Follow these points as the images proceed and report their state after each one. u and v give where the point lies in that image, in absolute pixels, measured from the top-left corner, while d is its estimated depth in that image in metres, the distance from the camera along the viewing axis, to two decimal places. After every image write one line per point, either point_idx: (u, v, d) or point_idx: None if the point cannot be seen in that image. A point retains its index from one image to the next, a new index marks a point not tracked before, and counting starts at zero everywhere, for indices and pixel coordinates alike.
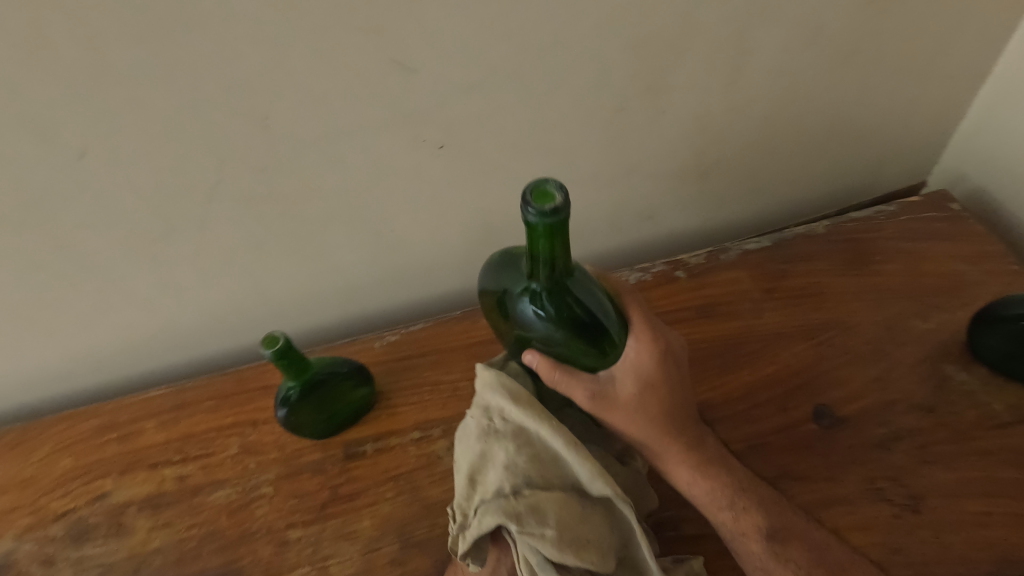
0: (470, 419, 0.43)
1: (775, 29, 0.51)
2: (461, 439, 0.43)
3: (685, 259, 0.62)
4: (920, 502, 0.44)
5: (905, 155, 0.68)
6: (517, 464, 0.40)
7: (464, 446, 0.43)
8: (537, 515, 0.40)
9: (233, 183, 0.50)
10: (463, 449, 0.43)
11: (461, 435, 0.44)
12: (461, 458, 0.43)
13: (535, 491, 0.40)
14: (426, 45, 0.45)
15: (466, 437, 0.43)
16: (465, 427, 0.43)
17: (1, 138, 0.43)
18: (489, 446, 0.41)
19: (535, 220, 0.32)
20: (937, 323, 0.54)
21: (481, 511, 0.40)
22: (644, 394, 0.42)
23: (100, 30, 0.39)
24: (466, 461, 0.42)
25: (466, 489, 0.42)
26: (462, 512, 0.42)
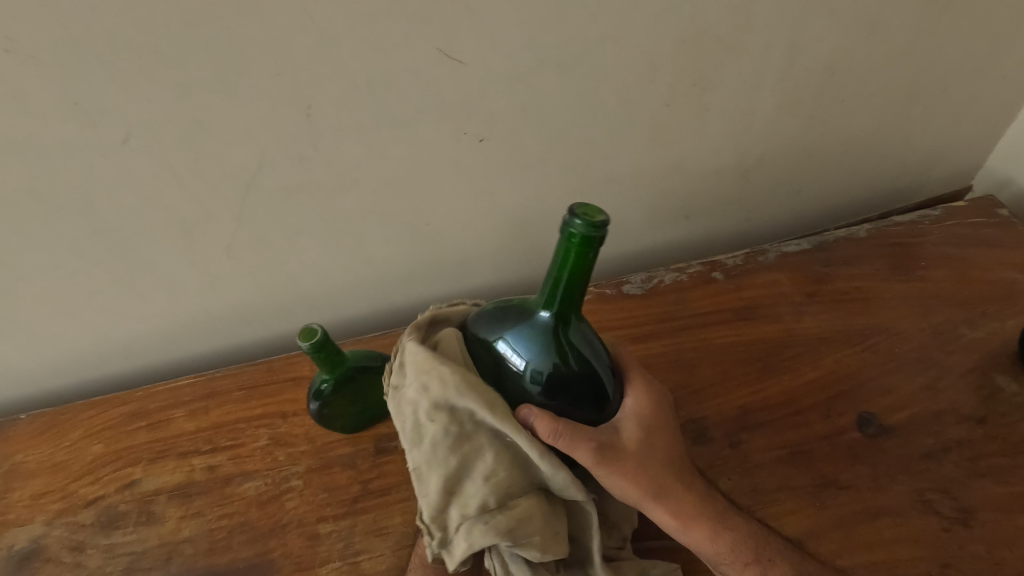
0: (431, 425, 0.37)
1: (830, 25, 0.50)
2: (421, 447, 0.38)
3: (722, 259, 0.61)
4: (971, 515, 0.43)
5: (950, 159, 0.66)
6: (497, 476, 0.37)
7: (426, 454, 0.37)
8: (524, 525, 0.38)
9: (273, 172, 0.49)
10: (428, 459, 0.37)
11: (416, 439, 0.38)
12: (425, 470, 0.38)
13: (518, 497, 0.38)
14: (476, 36, 0.44)
15: (427, 445, 0.37)
16: (424, 433, 0.37)
17: (48, 122, 0.42)
18: (463, 456, 0.37)
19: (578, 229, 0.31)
20: (986, 331, 0.52)
21: (465, 529, 0.37)
22: (652, 440, 0.40)
23: (151, 14, 0.38)
24: (439, 475, 0.37)
25: (441, 503, 0.38)
26: (437, 529, 0.38)
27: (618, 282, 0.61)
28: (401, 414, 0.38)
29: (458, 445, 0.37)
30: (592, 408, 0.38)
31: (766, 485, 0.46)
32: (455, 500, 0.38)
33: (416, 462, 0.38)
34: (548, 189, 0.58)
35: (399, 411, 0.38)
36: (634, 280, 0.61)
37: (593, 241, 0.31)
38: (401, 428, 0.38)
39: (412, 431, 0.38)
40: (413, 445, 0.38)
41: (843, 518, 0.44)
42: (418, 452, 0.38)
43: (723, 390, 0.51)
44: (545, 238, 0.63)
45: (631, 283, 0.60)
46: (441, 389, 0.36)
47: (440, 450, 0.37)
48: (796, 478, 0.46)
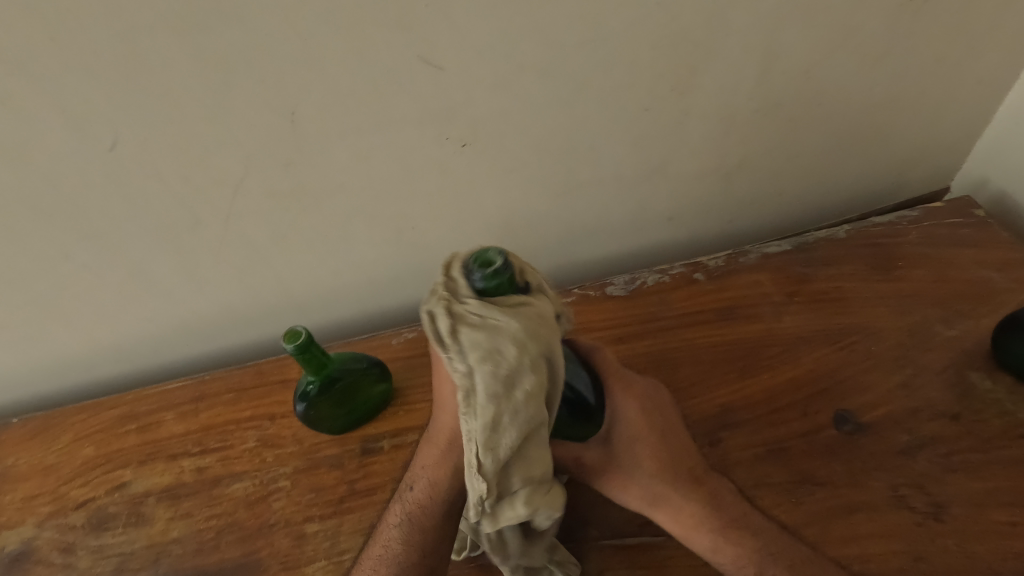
0: (523, 384, 0.34)
1: (804, 30, 0.51)
2: (511, 402, 0.34)
3: (705, 261, 0.62)
4: (943, 510, 0.44)
5: (930, 160, 0.67)
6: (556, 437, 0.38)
7: (513, 407, 0.34)
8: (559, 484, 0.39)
9: (259, 176, 0.50)
10: (513, 417, 0.34)
11: (507, 389, 0.34)
12: (507, 423, 0.34)
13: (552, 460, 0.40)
14: (455, 43, 0.45)
15: (522, 398, 0.34)
16: (510, 391, 0.34)
17: (37, 131, 0.43)
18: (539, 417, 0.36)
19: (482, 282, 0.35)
20: (962, 329, 0.53)
21: (523, 494, 0.37)
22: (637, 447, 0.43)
23: (135, 23, 0.39)
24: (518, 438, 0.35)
25: (507, 463, 0.35)
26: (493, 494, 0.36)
27: (602, 283, 0.62)
28: (493, 360, 0.34)
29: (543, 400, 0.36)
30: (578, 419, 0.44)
31: (744, 481, 0.47)
32: (518, 464, 0.36)
33: (499, 414, 0.34)
34: (532, 192, 0.59)
35: (490, 356, 0.34)
36: (618, 281, 0.62)
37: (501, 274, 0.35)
38: (490, 374, 0.34)
39: (505, 380, 0.34)
40: (503, 396, 0.34)
41: (817, 514, 0.45)
42: (502, 402, 0.34)
43: (704, 389, 0.52)
44: (531, 240, 0.64)
45: (615, 285, 0.61)
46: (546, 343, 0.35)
47: (531, 404, 0.35)
48: (773, 474, 0.47)
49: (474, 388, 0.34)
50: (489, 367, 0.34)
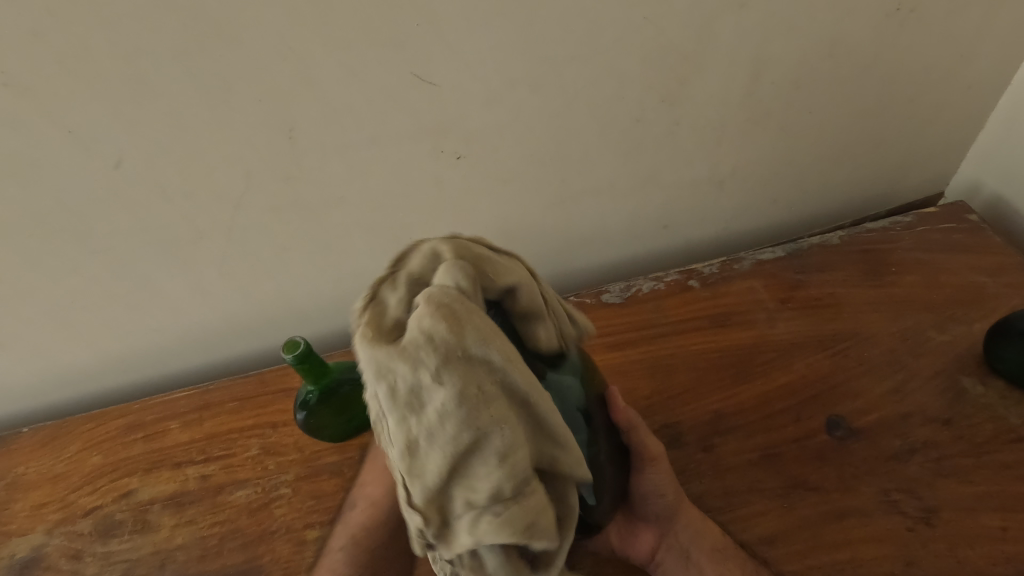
0: (432, 389, 0.26)
1: (791, 41, 0.52)
2: (418, 414, 0.26)
3: (699, 268, 0.62)
4: (934, 515, 0.44)
5: (924, 165, 0.68)
6: (520, 455, 0.28)
7: (423, 426, 0.26)
8: (545, 522, 0.29)
9: (259, 191, 0.52)
10: (428, 432, 0.26)
11: (411, 403, 0.26)
12: (424, 447, 0.27)
13: (533, 479, 0.29)
14: (447, 61, 0.46)
15: (431, 413, 0.26)
16: (418, 397, 0.26)
17: (46, 150, 0.45)
18: (479, 426, 0.27)
19: None
20: (954, 335, 0.53)
21: (468, 522, 0.28)
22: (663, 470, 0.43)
23: (141, 47, 0.41)
24: (445, 453, 0.26)
25: (440, 485, 0.27)
26: (437, 510, 0.28)
27: (598, 291, 0.63)
28: (383, 371, 0.26)
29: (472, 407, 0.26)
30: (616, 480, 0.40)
31: (737, 488, 0.47)
32: (463, 484, 0.28)
33: (408, 435, 0.26)
34: (527, 203, 0.60)
35: (381, 366, 0.26)
36: (613, 289, 0.62)
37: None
38: (386, 387, 0.26)
39: (400, 393, 0.26)
40: (402, 412, 0.26)
41: (809, 519, 0.45)
42: (406, 423, 0.26)
43: (698, 395, 0.53)
44: (528, 249, 0.65)
45: (610, 292, 0.62)
46: (447, 340, 0.26)
47: (447, 419, 0.26)
48: (766, 480, 0.47)
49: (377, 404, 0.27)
50: (381, 381, 0.26)
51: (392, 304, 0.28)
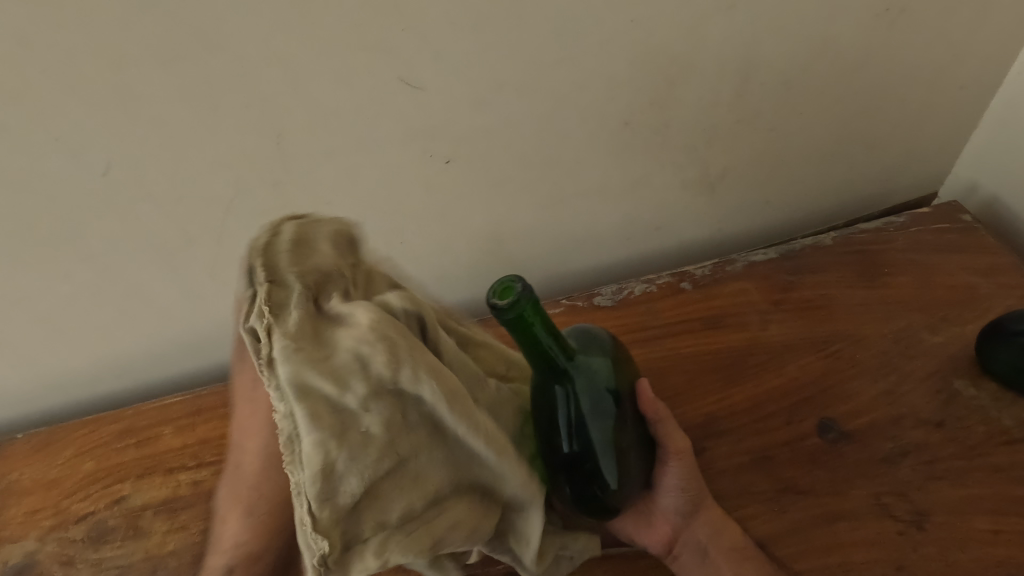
0: (361, 416, 0.31)
1: (781, 42, 0.51)
2: (343, 440, 0.31)
3: (691, 270, 0.62)
4: (925, 518, 0.44)
5: (918, 165, 0.67)
6: (432, 473, 0.34)
7: (337, 433, 0.31)
8: (453, 529, 0.35)
9: (248, 196, 0.52)
10: (348, 458, 0.31)
11: (336, 428, 0.31)
12: (341, 469, 0.31)
13: (445, 496, 0.35)
14: (433, 65, 0.46)
15: (354, 438, 0.31)
16: (344, 423, 0.31)
17: (33, 158, 0.45)
18: (394, 453, 0.32)
19: (504, 317, 0.31)
20: (947, 336, 0.53)
21: (375, 541, 0.32)
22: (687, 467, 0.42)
23: (125, 55, 0.41)
24: (359, 477, 0.31)
25: (350, 508, 0.31)
26: (345, 533, 0.32)
27: (590, 293, 0.62)
28: (303, 385, 0.30)
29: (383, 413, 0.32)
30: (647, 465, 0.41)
31: (728, 491, 0.47)
32: (374, 505, 0.32)
33: (327, 459, 0.30)
34: (518, 206, 0.59)
35: (309, 393, 0.30)
36: (605, 291, 0.62)
37: (527, 306, 0.31)
38: (312, 412, 0.30)
39: (319, 405, 0.31)
40: (326, 437, 0.30)
41: (800, 522, 0.45)
42: (319, 434, 0.30)
43: (689, 398, 0.53)
44: (520, 252, 0.65)
45: (603, 295, 0.62)
46: (361, 355, 0.31)
47: (361, 426, 0.31)
48: (757, 483, 0.47)
49: (298, 429, 0.31)
50: (309, 406, 0.30)
51: (312, 332, 0.32)
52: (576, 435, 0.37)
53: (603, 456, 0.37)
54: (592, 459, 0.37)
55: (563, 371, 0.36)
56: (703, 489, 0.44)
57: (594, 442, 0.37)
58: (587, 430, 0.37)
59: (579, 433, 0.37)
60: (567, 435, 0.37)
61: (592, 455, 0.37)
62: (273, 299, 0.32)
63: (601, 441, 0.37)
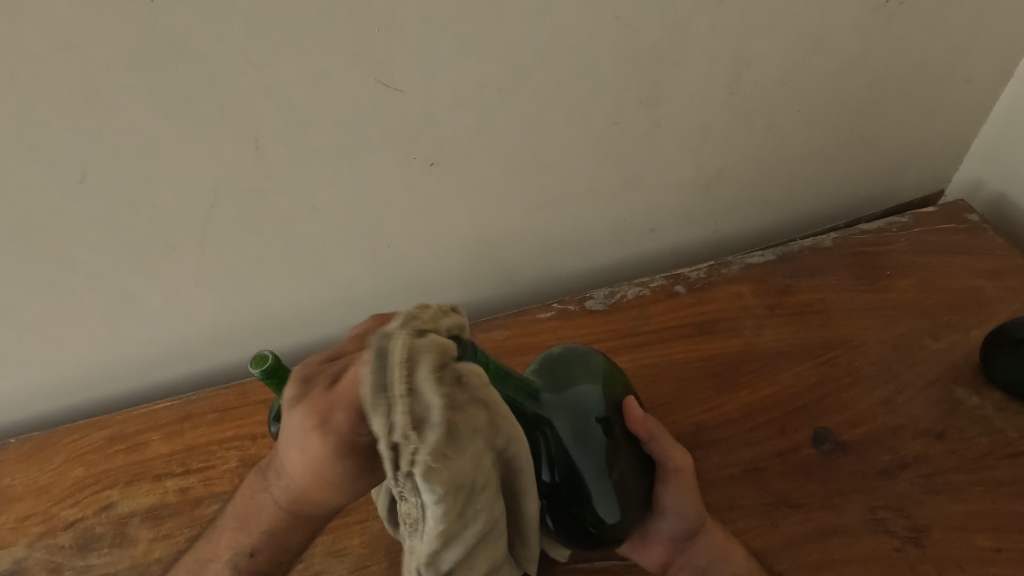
0: (481, 498, 0.29)
1: (774, 37, 0.49)
2: (467, 520, 0.29)
3: (685, 273, 0.61)
4: (923, 535, 0.42)
5: (923, 161, 0.65)
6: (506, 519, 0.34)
7: (463, 522, 0.29)
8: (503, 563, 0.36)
9: (229, 203, 0.51)
10: (468, 535, 0.29)
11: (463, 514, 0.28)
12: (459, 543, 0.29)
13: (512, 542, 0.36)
14: (411, 68, 0.45)
15: (475, 516, 0.29)
16: (470, 506, 0.29)
17: (9, 166, 0.45)
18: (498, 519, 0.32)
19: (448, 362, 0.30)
20: (950, 342, 0.51)
21: None
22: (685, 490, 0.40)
23: (94, 61, 0.40)
24: (472, 548, 0.30)
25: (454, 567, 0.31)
26: None
27: (581, 297, 0.61)
28: (446, 491, 0.27)
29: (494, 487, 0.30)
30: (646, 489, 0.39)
31: (717, 504, 0.45)
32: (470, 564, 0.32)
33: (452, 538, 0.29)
34: (506, 209, 0.58)
35: (450, 494, 0.27)
36: (597, 295, 0.61)
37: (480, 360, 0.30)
38: (450, 506, 0.27)
39: (459, 495, 0.28)
40: (458, 521, 0.28)
41: (792, 538, 0.43)
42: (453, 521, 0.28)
43: (680, 407, 0.51)
44: (510, 254, 0.63)
45: (594, 299, 0.61)
46: (484, 437, 0.28)
47: (480, 506, 0.29)
48: (748, 497, 0.45)
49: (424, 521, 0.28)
50: (449, 502, 0.27)
51: (453, 426, 0.27)
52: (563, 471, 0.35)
53: (597, 489, 0.35)
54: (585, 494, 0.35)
55: (538, 412, 0.35)
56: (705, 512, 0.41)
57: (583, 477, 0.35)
58: (575, 465, 0.35)
59: (566, 471, 0.35)
60: (557, 478, 0.35)
61: (585, 490, 0.35)
62: (415, 410, 0.25)
63: (590, 474, 0.35)
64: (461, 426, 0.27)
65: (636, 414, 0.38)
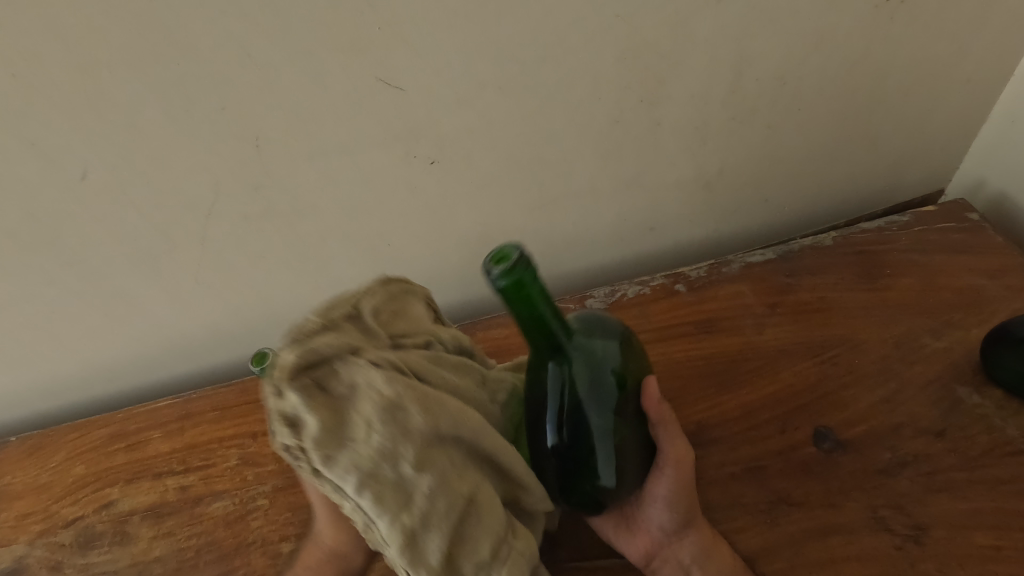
0: (418, 482, 0.31)
1: (775, 35, 0.49)
2: (413, 507, 0.31)
3: (686, 271, 0.61)
4: (923, 533, 0.42)
5: (923, 160, 0.65)
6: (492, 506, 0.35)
7: (407, 510, 0.31)
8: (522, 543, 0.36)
9: (230, 200, 0.51)
10: (424, 522, 0.31)
11: (404, 501, 0.31)
12: (419, 532, 0.31)
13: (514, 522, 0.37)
14: (412, 65, 0.45)
15: (421, 500, 0.31)
16: (410, 491, 0.31)
17: (10, 164, 0.45)
18: (462, 500, 0.33)
19: (500, 281, 0.31)
20: (950, 341, 0.51)
21: None
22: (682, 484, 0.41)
23: (95, 58, 0.40)
24: (438, 534, 0.32)
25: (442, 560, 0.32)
26: None
27: (582, 296, 0.61)
28: (358, 479, 0.30)
29: (439, 474, 0.32)
30: (640, 470, 0.40)
31: (717, 503, 0.45)
32: (458, 550, 0.33)
33: (404, 526, 0.31)
34: (506, 208, 0.58)
35: (369, 483, 0.30)
36: (598, 294, 0.61)
37: (526, 279, 0.31)
38: (377, 498, 0.30)
39: (379, 487, 0.30)
40: (402, 508, 0.31)
41: (792, 536, 0.43)
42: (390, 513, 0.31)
43: (681, 405, 0.51)
44: None
45: (595, 298, 0.61)
46: (392, 423, 0.30)
47: (423, 491, 0.31)
48: (748, 495, 0.45)
49: (368, 515, 0.31)
50: (373, 491, 0.30)
51: (345, 419, 0.30)
52: (568, 426, 0.36)
53: (597, 450, 0.37)
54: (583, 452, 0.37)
55: (566, 351, 0.36)
56: (695, 509, 0.42)
57: (587, 436, 0.36)
58: (583, 422, 0.36)
59: (572, 425, 0.36)
60: (561, 432, 0.37)
61: (584, 447, 0.37)
62: (289, 414, 0.29)
63: (593, 433, 0.36)
64: (352, 417, 0.30)
65: (651, 392, 0.39)
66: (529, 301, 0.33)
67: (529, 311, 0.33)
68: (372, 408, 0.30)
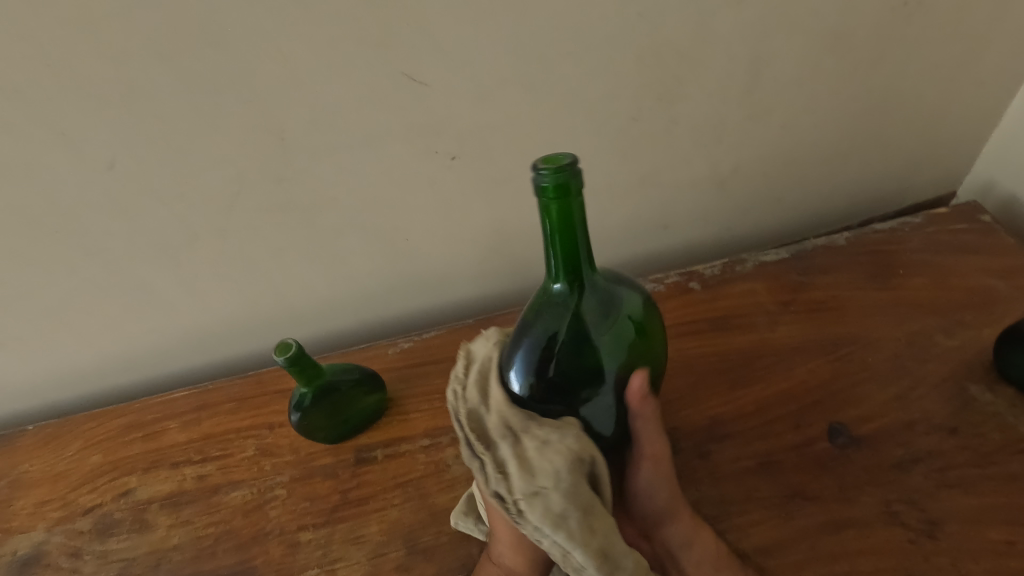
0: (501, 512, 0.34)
1: (793, 36, 0.50)
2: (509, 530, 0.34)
3: (700, 270, 0.63)
4: (937, 527, 0.42)
5: (935, 162, 0.66)
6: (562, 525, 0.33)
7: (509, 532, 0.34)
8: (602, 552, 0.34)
9: (254, 193, 0.52)
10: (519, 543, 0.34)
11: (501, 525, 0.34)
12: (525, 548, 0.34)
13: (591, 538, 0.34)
14: (435, 62, 0.46)
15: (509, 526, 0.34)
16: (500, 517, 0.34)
17: (39, 154, 0.46)
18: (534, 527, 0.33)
19: (545, 182, 0.29)
20: (963, 340, 0.52)
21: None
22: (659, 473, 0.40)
23: (127, 50, 0.41)
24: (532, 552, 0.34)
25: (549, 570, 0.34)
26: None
27: None
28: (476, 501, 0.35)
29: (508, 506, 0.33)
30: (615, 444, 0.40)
31: (732, 496, 0.46)
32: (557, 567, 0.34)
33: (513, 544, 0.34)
34: (522, 205, 0.59)
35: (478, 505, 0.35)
36: None
37: (572, 187, 0.29)
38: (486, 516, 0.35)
39: (554, 514, 0.32)
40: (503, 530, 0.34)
41: (807, 529, 0.43)
42: (566, 536, 0.33)
43: (696, 400, 0.52)
44: (525, 249, 0.64)
45: None
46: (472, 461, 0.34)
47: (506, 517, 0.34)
48: (763, 489, 0.46)
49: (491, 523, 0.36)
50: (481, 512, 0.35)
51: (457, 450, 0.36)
52: (544, 360, 0.35)
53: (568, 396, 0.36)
54: (548, 395, 0.35)
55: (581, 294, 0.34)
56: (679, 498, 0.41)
57: (560, 379, 0.35)
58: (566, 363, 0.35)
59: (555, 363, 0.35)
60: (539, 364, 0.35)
61: (559, 391, 0.35)
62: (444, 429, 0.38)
63: (572, 378, 0.35)
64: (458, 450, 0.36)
65: (634, 387, 0.36)
66: (567, 217, 0.30)
67: (561, 227, 0.31)
68: (537, 445, 0.33)
